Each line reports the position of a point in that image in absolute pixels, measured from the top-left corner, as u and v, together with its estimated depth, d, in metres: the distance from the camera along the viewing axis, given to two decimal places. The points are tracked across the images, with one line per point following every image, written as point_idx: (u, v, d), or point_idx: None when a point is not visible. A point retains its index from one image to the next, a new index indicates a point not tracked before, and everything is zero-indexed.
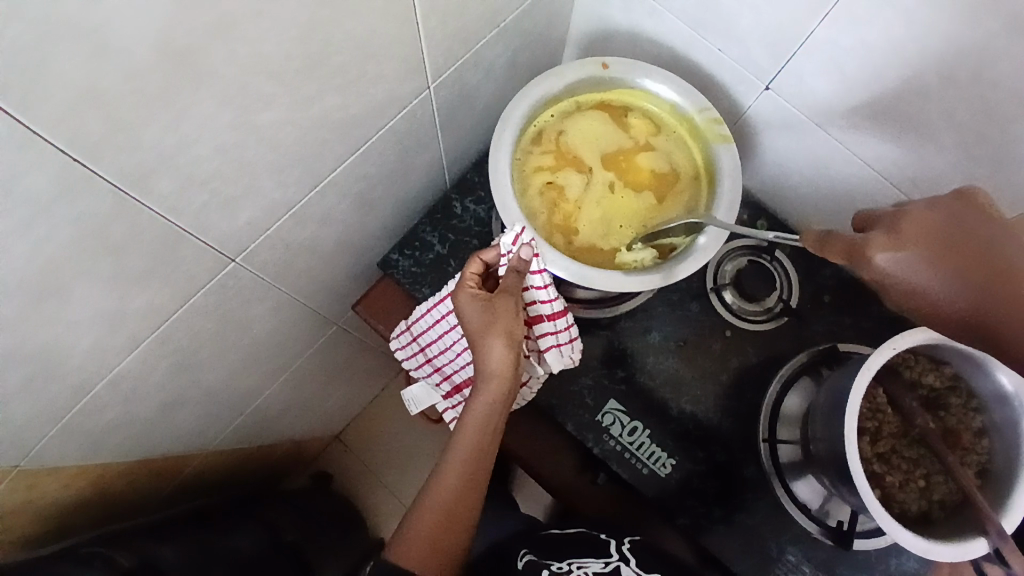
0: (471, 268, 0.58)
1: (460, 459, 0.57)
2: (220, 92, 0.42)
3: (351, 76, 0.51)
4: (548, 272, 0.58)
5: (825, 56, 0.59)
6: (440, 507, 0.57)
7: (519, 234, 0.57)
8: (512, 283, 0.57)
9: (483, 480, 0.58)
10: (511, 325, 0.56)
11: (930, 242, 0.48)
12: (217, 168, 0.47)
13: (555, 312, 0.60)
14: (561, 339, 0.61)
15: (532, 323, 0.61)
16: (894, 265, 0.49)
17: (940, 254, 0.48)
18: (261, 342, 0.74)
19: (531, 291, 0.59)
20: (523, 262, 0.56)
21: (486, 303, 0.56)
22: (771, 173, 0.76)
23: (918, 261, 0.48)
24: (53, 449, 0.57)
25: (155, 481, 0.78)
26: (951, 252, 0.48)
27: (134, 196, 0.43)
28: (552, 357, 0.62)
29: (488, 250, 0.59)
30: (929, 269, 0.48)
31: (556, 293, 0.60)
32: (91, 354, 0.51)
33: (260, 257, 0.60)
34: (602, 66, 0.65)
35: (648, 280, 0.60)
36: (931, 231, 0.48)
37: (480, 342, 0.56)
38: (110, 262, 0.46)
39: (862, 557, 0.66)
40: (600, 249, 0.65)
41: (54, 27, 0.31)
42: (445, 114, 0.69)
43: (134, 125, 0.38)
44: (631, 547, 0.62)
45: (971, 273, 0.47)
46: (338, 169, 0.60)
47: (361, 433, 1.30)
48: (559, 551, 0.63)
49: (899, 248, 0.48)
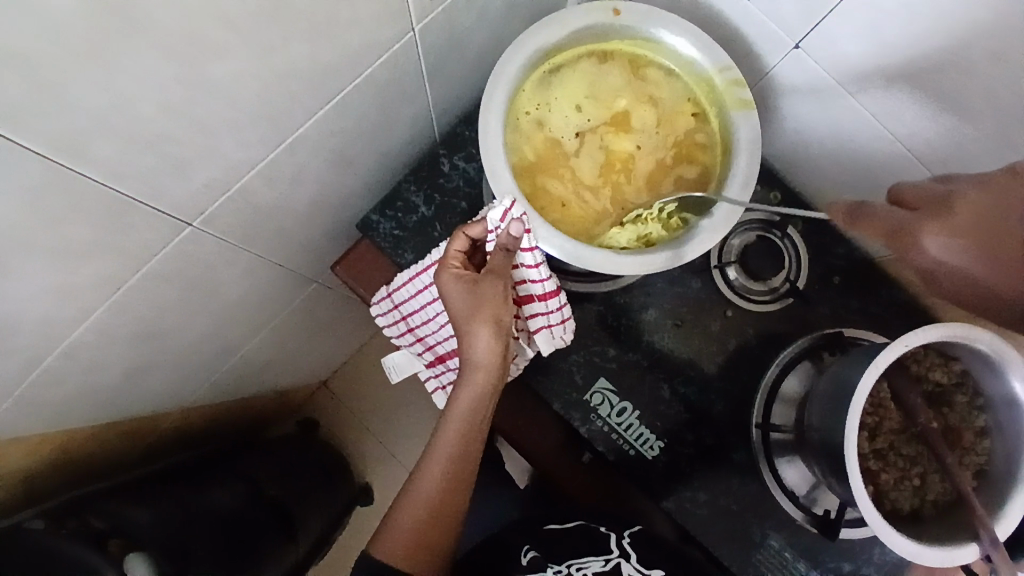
0: (455, 245, 0.54)
1: (445, 448, 0.55)
2: (160, 42, 0.35)
3: (321, 19, 0.44)
4: (540, 251, 0.53)
5: (868, 14, 0.52)
6: (425, 498, 0.55)
7: (509, 209, 0.51)
8: (500, 262, 0.52)
9: (469, 470, 0.56)
10: (500, 311, 0.52)
11: (1003, 224, 0.44)
12: (164, 127, 0.40)
13: (547, 293, 0.55)
14: (552, 321, 0.58)
15: (520, 303, 0.57)
16: (947, 252, 0.45)
17: (996, 233, 0.44)
18: (234, 303, 0.69)
19: (522, 269, 0.54)
20: (513, 240, 0.50)
21: (472, 285, 0.52)
22: (791, 141, 0.69)
23: (973, 246, 0.44)
24: (7, 422, 0.53)
25: (128, 440, 0.76)
26: (991, 233, 0.44)
27: (62, 162, 0.37)
28: (542, 338, 0.58)
29: (473, 224, 0.54)
30: (983, 257, 0.44)
31: (548, 273, 0.55)
32: (36, 330, 0.46)
33: (224, 220, 0.55)
34: (614, 12, 0.57)
35: (633, 264, 0.55)
36: (982, 211, 0.44)
37: (466, 329, 0.52)
38: (47, 235, 0.40)
39: (845, 546, 0.65)
40: (576, 213, 0.59)
41: None
42: (433, 60, 0.61)
43: (53, 84, 0.32)
44: (631, 541, 0.62)
45: (1011, 249, 0.43)
46: (310, 123, 0.53)
47: (347, 381, 1.29)
48: (558, 546, 0.62)
49: (949, 231, 0.45)
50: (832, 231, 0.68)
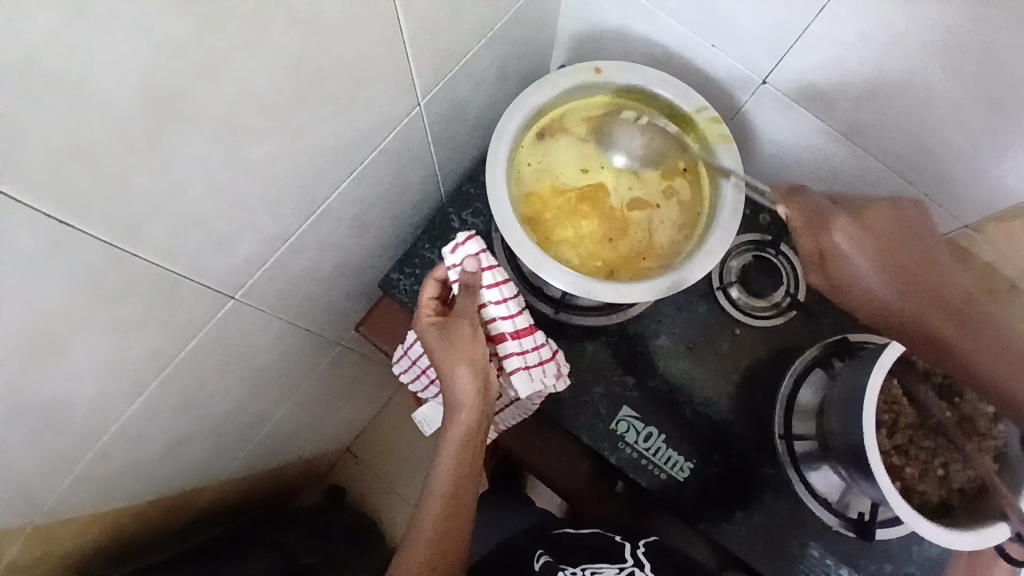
0: (426, 291, 0.60)
1: (443, 478, 0.58)
2: (213, 132, 0.40)
3: (344, 101, 0.50)
4: (504, 286, 0.60)
5: (825, 50, 0.58)
6: (429, 531, 0.57)
7: (460, 243, 0.59)
8: (465, 300, 0.58)
9: (468, 498, 0.59)
10: (471, 350, 0.56)
11: (884, 240, 0.56)
12: (212, 209, 0.45)
13: (518, 329, 0.60)
14: (529, 359, 0.62)
15: (495, 342, 0.61)
16: (848, 246, 0.57)
17: (903, 265, 0.56)
18: (266, 370, 0.72)
19: (489, 309, 0.60)
20: (471, 275, 0.57)
21: (441, 327, 0.57)
22: (775, 167, 0.75)
23: (858, 249, 0.57)
24: (64, 500, 0.56)
25: (168, 517, 0.78)
26: (915, 276, 0.56)
27: (126, 246, 0.41)
28: (520, 379, 0.62)
29: (438, 269, 0.61)
30: (876, 264, 0.56)
31: (516, 310, 0.61)
32: (95, 406, 0.49)
33: (261, 290, 0.59)
34: (595, 70, 0.63)
35: (624, 293, 0.59)
36: (887, 224, 0.57)
37: (443, 366, 0.56)
38: (108, 314, 0.43)
39: (883, 548, 0.66)
40: (570, 241, 0.63)
41: (27, 82, 0.29)
42: (437, 128, 0.67)
43: (122, 176, 0.36)
44: (647, 552, 0.63)
45: (901, 268, 0.56)
46: (334, 195, 0.58)
47: (370, 445, 1.29)
48: (576, 555, 0.64)
49: (856, 232, 0.57)
50: None
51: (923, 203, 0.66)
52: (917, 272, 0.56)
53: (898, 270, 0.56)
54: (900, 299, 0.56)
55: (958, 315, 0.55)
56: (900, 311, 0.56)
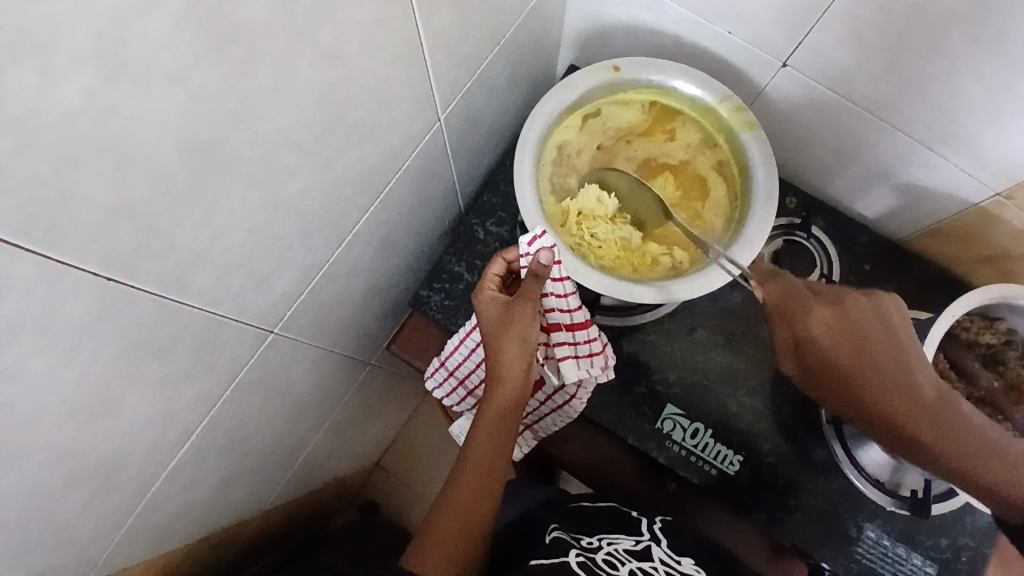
0: (493, 267, 0.59)
1: (475, 457, 0.58)
2: (248, 174, 0.39)
3: (369, 127, 0.49)
4: (568, 280, 0.58)
5: (844, 28, 0.57)
6: (452, 509, 0.58)
7: (537, 237, 0.56)
8: (532, 287, 0.55)
9: (495, 484, 0.59)
10: (526, 331, 0.56)
11: (847, 336, 0.56)
12: (251, 250, 0.44)
13: (574, 322, 0.59)
14: (579, 350, 0.61)
15: (548, 331, 0.60)
16: (815, 333, 0.57)
17: (864, 360, 0.56)
18: (304, 398, 0.71)
19: (549, 298, 0.58)
20: (542, 266, 0.54)
21: (505, 303, 0.56)
22: (798, 147, 0.75)
23: (825, 339, 0.57)
24: (120, 553, 0.55)
25: (214, 552, 0.77)
26: (871, 367, 0.56)
27: (172, 297, 0.39)
28: (568, 368, 0.61)
29: (510, 249, 0.59)
30: (833, 354, 0.57)
31: (576, 304, 0.59)
32: (148, 457, 0.48)
33: (297, 322, 0.58)
34: (614, 69, 0.63)
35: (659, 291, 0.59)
36: (854, 319, 0.57)
37: (494, 344, 0.56)
38: (157, 367, 0.43)
39: (939, 522, 0.66)
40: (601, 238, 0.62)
41: (72, 149, 0.27)
42: (455, 140, 0.66)
43: (166, 230, 0.35)
44: (663, 527, 0.63)
45: (868, 360, 0.56)
46: (362, 220, 0.57)
47: (400, 457, 1.29)
48: (591, 525, 0.63)
49: (826, 323, 0.57)
50: (852, 224, 0.77)
51: (953, 173, 0.64)
52: (852, 351, 0.56)
53: (862, 362, 0.56)
54: (874, 395, 0.56)
55: (935, 416, 0.54)
56: (872, 406, 0.56)
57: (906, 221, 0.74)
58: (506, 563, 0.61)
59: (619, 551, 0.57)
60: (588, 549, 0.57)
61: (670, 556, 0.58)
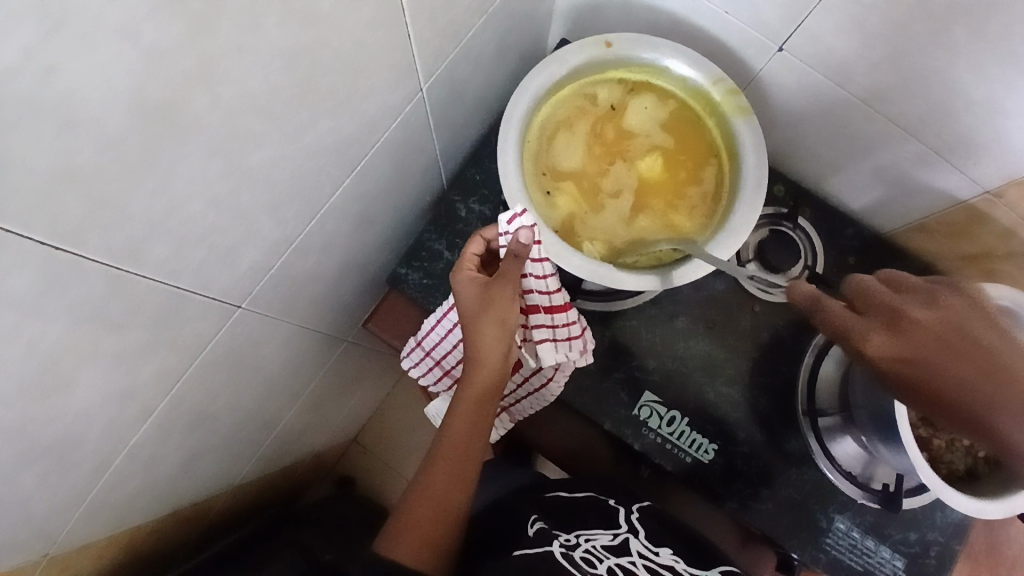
0: (472, 247, 0.58)
1: (450, 441, 0.57)
2: (209, 141, 0.36)
3: (344, 95, 0.46)
4: (549, 261, 0.56)
5: (845, 13, 0.55)
6: (428, 492, 0.57)
7: (518, 215, 0.55)
8: (512, 268, 0.54)
9: (472, 467, 0.58)
10: (505, 313, 0.54)
11: (922, 351, 0.46)
12: (214, 222, 0.42)
13: (553, 304, 0.58)
14: (558, 333, 0.60)
15: (527, 313, 0.59)
16: (889, 361, 0.48)
17: (950, 374, 0.45)
18: (276, 374, 0.70)
19: (529, 279, 0.57)
20: (522, 246, 0.53)
21: (485, 284, 0.55)
22: (789, 135, 0.73)
23: (896, 363, 0.48)
24: (79, 529, 0.54)
25: (182, 527, 0.76)
26: (976, 377, 0.45)
27: (126, 269, 0.37)
28: (547, 350, 0.60)
29: (489, 228, 0.58)
30: (909, 378, 0.47)
31: (556, 286, 0.58)
32: (105, 434, 0.46)
33: (265, 297, 0.56)
34: (605, 45, 0.61)
35: (646, 279, 0.58)
36: (926, 341, 0.46)
37: (473, 325, 0.55)
38: (113, 342, 0.40)
39: (908, 516, 0.67)
40: (592, 226, 0.61)
41: (10, 109, 0.25)
42: (438, 113, 0.64)
43: (116, 198, 0.33)
44: (639, 517, 0.63)
45: (967, 380, 0.45)
46: (337, 194, 0.55)
47: (376, 434, 1.28)
48: (569, 520, 0.61)
49: (892, 349, 0.47)
50: (838, 217, 0.77)
51: (944, 167, 0.63)
52: (957, 377, 0.45)
53: (951, 380, 0.45)
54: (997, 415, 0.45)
55: None
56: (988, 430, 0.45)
57: (893, 216, 0.73)
58: (481, 548, 0.61)
59: (597, 548, 0.56)
60: (568, 546, 0.56)
61: (648, 550, 0.58)
